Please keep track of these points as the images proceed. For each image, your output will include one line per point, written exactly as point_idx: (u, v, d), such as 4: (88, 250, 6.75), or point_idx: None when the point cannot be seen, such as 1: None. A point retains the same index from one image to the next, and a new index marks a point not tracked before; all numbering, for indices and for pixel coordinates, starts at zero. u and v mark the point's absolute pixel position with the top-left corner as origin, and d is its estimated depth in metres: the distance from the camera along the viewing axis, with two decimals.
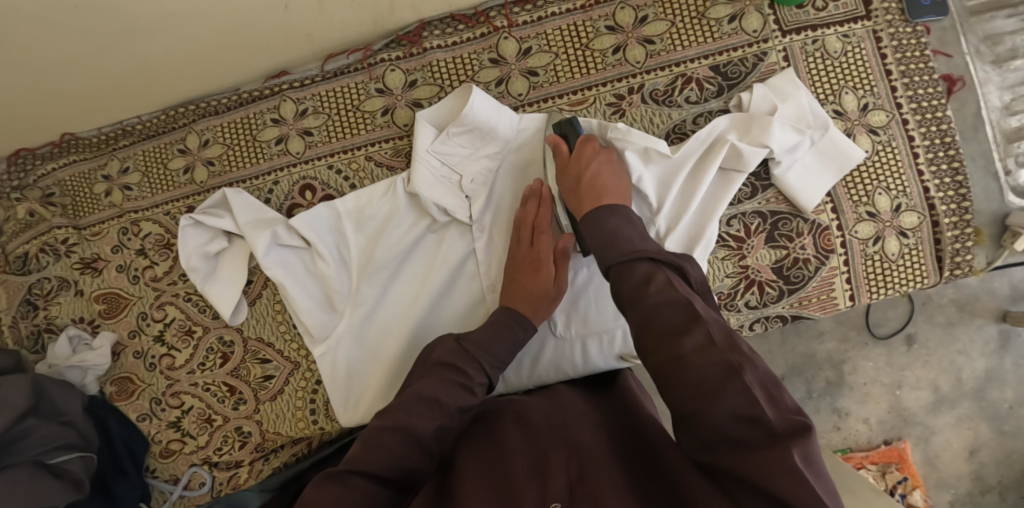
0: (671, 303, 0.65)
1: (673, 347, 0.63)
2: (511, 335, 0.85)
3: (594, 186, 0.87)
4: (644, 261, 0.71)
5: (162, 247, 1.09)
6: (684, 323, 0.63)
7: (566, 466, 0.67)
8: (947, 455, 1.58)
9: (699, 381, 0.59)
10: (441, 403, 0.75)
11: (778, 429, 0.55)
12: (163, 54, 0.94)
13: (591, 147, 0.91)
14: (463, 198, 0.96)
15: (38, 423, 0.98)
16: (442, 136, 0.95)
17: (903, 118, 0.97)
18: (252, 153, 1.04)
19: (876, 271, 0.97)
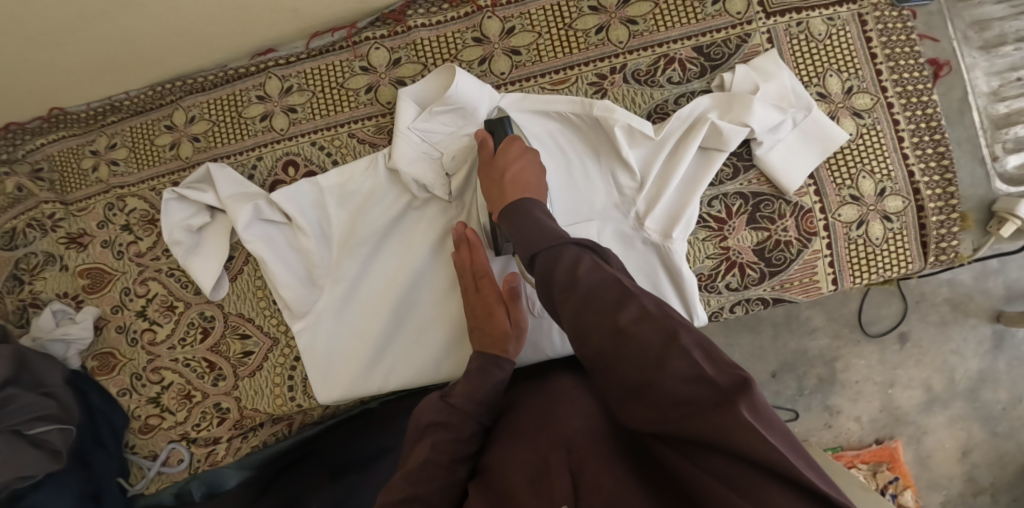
0: (605, 281, 0.69)
1: (611, 322, 0.65)
2: (488, 378, 0.81)
3: (516, 183, 0.87)
4: (572, 246, 0.74)
5: (147, 222, 1.10)
6: (618, 298, 0.67)
7: (566, 463, 0.64)
8: (939, 455, 1.55)
9: (642, 350, 0.62)
10: (443, 462, 0.72)
11: (721, 384, 0.58)
12: (150, 27, 0.95)
13: (516, 144, 0.91)
14: (444, 175, 0.97)
15: (17, 393, 0.98)
16: (423, 114, 0.95)
17: (888, 102, 0.96)
18: (237, 129, 1.05)
19: (859, 255, 0.96)
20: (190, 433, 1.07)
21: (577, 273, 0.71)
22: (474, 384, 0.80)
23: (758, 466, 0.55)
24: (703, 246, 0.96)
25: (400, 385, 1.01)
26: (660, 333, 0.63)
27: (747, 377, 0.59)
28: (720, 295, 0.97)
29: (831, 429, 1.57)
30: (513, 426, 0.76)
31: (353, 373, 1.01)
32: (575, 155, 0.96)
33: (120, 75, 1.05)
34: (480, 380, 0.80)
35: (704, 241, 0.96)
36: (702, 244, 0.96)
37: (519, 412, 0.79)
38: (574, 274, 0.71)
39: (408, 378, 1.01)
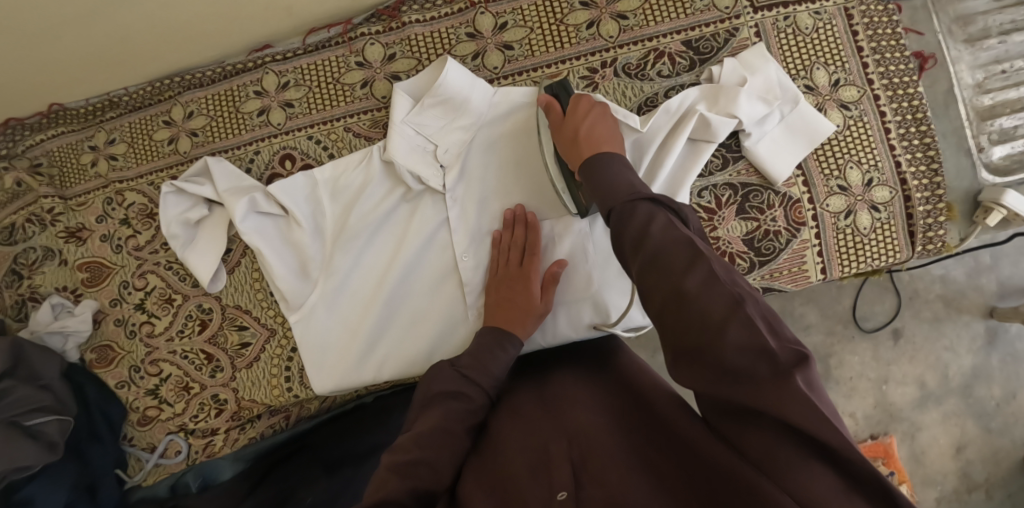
0: (674, 242, 0.63)
1: (674, 282, 0.61)
2: (493, 358, 0.84)
3: (590, 136, 0.86)
4: (644, 203, 0.69)
5: (146, 216, 1.11)
6: (685, 262, 0.61)
7: (568, 453, 0.66)
8: (933, 451, 1.56)
9: (704, 314, 0.57)
10: (449, 429, 0.73)
11: (783, 359, 0.54)
12: (143, 24, 0.96)
13: (585, 102, 0.91)
14: (437, 167, 0.97)
15: (14, 385, 1.00)
16: (417, 107, 0.97)
17: (874, 94, 0.98)
18: (234, 124, 1.07)
19: (848, 245, 0.98)
20: (188, 424, 1.09)
21: (645, 233, 0.66)
22: (490, 361, 0.84)
23: (812, 446, 0.54)
24: None
25: (391, 377, 1.02)
26: (726, 299, 0.58)
27: (807, 355, 0.56)
28: None
29: None
30: (515, 412, 0.79)
31: (347, 366, 1.02)
32: None
33: (119, 71, 1.06)
34: (491, 360, 0.83)
35: None
36: None
37: (520, 402, 0.81)
38: (641, 232, 0.66)
39: (398, 371, 1.02)
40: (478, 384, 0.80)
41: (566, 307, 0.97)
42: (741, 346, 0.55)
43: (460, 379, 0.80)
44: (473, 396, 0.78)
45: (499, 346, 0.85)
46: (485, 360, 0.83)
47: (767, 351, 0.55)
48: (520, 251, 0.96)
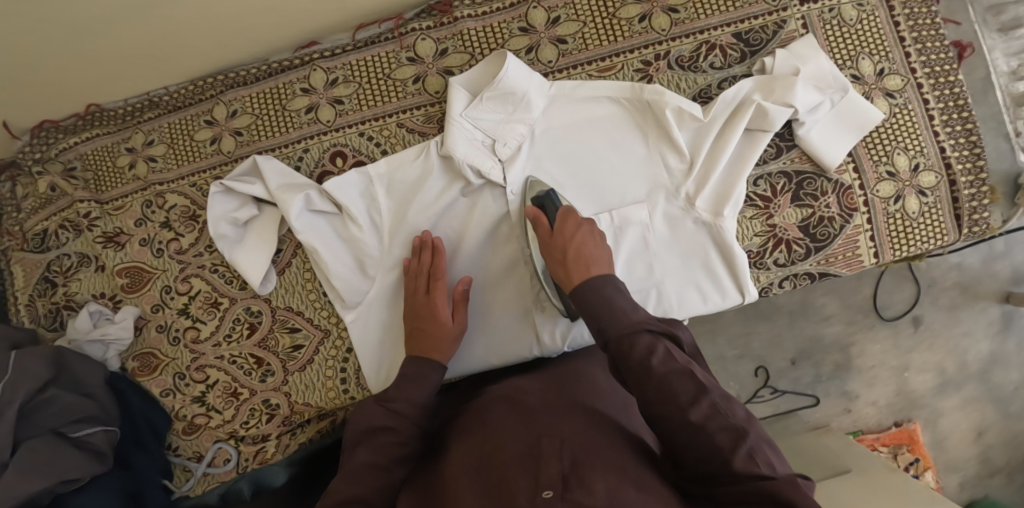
0: (677, 373, 0.72)
1: (682, 414, 0.69)
2: (426, 382, 0.86)
3: (581, 258, 0.85)
4: (645, 333, 0.75)
5: (188, 218, 1.08)
6: (690, 396, 0.70)
7: (560, 452, 0.68)
8: (955, 437, 1.60)
9: (709, 446, 0.68)
10: (381, 465, 0.77)
11: (779, 477, 0.65)
12: (190, 18, 0.95)
13: (571, 221, 0.89)
14: (497, 161, 0.97)
15: (59, 393, 0.98)
16: (475, 102, 0.96)
17: (917, 82, 1.01)
18: (281, 122, 1.05)
19: (898, 229, 1.00)
20: (239, 430, 1.06)
21: (647, 364, 0.72)
22: (420, 386, 0.85)
23: None
24: (751, 225, 0.99)
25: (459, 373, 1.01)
26: (730, 429, 0.68)
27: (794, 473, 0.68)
28: (768, 272, 1.00)
29: (850, 414, 1.61)
30: (514, 403, 0.81)
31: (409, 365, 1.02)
32: (624, 138, 0.99)
33: (162, 69, 1.05)
34: (417, 388, 0.85)
35: (751, 220, 0.99)
36: (750, 222, 0.99)
37: (522, 392, 0.84)
38: (647, 365, 0.72)
39: (464, 365, 1.00)
40: (408, 415, 0.82)
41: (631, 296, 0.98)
42: (746, 473, 0.66)
43: (390, 413, 0.81)
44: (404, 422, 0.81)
45: (422, 373, 0.87)
46: (405, 386, 0.85)
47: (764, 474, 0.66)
48: (428, 277, 0.95)
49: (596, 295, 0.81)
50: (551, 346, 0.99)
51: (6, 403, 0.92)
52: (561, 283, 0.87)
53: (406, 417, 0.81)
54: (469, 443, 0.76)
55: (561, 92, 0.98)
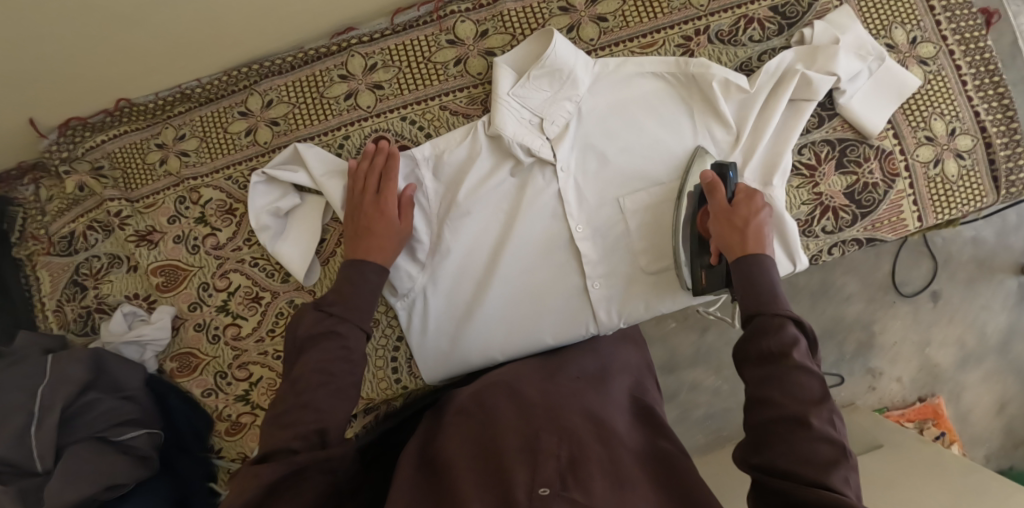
0: (806, 373, 0.69)
1: (794, 409, 0.68)
2: (367, 283, 0.83)
3: (762, 234, 0.82)
4: (790, 324, 0.73)
5: (225, 212, 1.06)
6: (811, 397, 0.68)
7: (558, 451, 0.71)
8: (978, 410, 1.63)
9: (805, 454, 0.66)
10: (330, 372, 0.74)
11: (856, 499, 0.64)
12: (231, 4, 0.93)
13: (757, 201, 0.86)
14: (545, 139, 0.97)
15: (99, 396, 0.95)
16: (522, 81, 0.96)
17: (948, 49, 1.03)
18: (320, 109, 1.03)
19: (939, 192, 1.02)
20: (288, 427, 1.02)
21: (781, 352, 0.71)
22: (362, 286, 0.83)
23: None
24: (797, 194, 1.00)
25: (518, 356, 1.00)
26: (829, 443, 0.66)
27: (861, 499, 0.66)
28: (817, 239, 1.01)
29: (875, 392, 1.62)
30: (514, 392, 0.83)
31: (466, 350, 1.00)
32: (671, 112, 0.98)
33: (196, 60, 1.02)
34: (356, 291, 0.82)
35: (798, 189, 1.00)
36: (797, 191, 1.00)
37: (522, 381, 0.86)
38: (784, 351, 0.71)
39: (524, 346, 0.99)
40: (350, 317, 0.79)
41: None
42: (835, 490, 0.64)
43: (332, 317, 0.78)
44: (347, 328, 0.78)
45: (363, 276, 0.84)
46: (345, 289, 0.82)
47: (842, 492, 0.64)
48: (376, 180, 0.93)
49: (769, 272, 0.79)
50: (607, 323, 1.00)
51: (44, 410, 0.89)
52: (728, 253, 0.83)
53: (350, 321, 0.79)
54: (468, 434, 0.77)
55: (607, 69, 0.98)
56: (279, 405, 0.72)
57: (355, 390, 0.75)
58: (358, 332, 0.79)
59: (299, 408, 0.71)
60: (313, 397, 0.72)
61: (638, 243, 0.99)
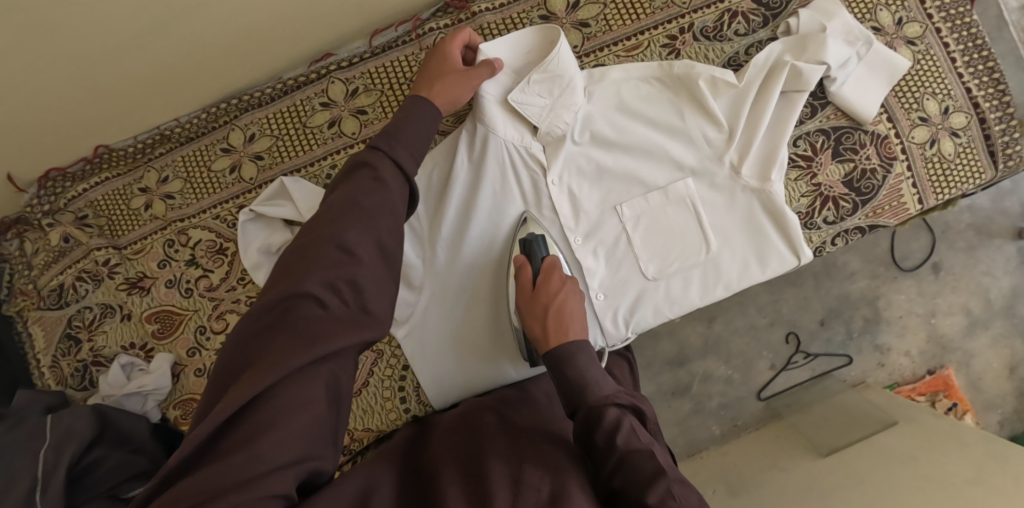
0: (638, 450, 0.68)
1: (639, 495, 0.65)
2: (421, 122, 0.79)
3: (561, 319, 0.81)
4: (613, 406, 0.73)
5: (215, 252, 1.04)
6: (651, 473, 0.66)
7: (540, 478, 0.68)
8: (989, 376, 1.56)
9: None
10: (360, 204, 0.68)
11: None
12: (200, 44, 0.89)
13: (557, 276, 0.87)
14: (538, 154, 0.95)
15: (105, 453, 0.93)
16: (523, 84, 0.92)
17: (935, 28, 1.01)
18: (304, 139, 1.01)
19: (937, 171, 1.01)
20: None
21: (610, 443, 0.69)
22: (409, 124, 0.77)
23: None
24: (796, 187, 0.99)
25: (531, 374, 0.99)
26: None
27: None
28: (819, 231, 1.00)
29: (884, 368, 1.56)
30: (507, 421, 0.83)
31: (477, 373, 0.99)
32: (661, 115, 0.96)
33: (173, 99, 0.99)
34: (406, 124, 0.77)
35: (797, 181, 0.99)
36: (795, 184, 0.99)
37: (512, 410, 0.87)
38: (608, 439, 0.70)
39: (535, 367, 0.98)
40: (392, 154, 0.73)
41: (691, 272, 0.98)
42: None
43: (378, 153, 0.72)
44: (390, 172, 0.72)
45: (409, 111, 0.79)
46: (396, 127, 0.77)
47: None
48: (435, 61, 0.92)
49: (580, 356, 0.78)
50: (615, 334, 0.98)
51: (48, 474, 0.86)
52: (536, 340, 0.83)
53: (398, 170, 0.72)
54: (456, 446, 0.78)
55: (591, 78, 0.96)
56: (309, 236, 0.67)
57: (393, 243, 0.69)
58: (400, 182, 0.73)
59: (327, 244, 0.65)
60: (345, 235, 0.66)
61: (641, 249, 0.97)
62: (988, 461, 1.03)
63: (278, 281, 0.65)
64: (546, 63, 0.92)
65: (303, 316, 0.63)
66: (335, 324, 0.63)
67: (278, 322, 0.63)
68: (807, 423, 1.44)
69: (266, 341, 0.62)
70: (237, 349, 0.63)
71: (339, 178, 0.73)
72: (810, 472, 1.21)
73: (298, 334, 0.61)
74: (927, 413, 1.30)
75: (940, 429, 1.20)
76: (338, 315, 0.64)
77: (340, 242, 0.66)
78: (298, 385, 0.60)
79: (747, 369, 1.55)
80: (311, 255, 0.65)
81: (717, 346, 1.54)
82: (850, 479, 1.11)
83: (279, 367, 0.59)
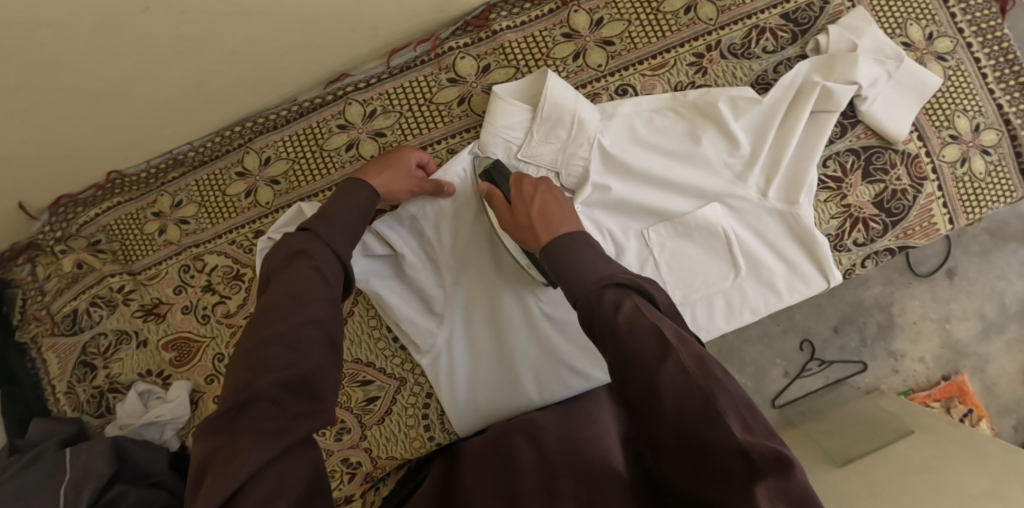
0: (641, 330, 0.65)
1: (649, 376, 0.62)
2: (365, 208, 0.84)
3: (546, 216, 0.81)
4: (611, 287, 0.70)
5: (232, 279, 1.02)
6: (654, 353, 0.63)
7: (576, 492, 0.70)
8: (1004, 381, 1.51)
9: (679, 410, 0.60)
10: (301, 293, 0.69)
11: (755, 457, 0.56)
12: (211, 71, 0.87)
13: (527, 180, 0.87)
14: (560, 190, 0.94)
15: (125, 489, 0.93)
16: (525, 141, 0.93)
17: (966, 42, 0.98)
18: (322, 163, 0.99)
19: (968, 190, 0.99)
20: None
21: (612, 324, 0.66)
22: (345, 209, 0.82)
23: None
24: (826, 208, 0.98)
25: (557, 400, 0.96)
26: (700, 393, 0.60)
27: (782, 453, 0.57)
28: (849, 252, 0.99)
29: (898, 374, 1.51)
30: (537, 443, 0.82)
31: (498, 404, 0.96)
32: (678, 145, 0.94)
33: (185, 125, 0.96)
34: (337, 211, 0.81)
35: (826, 203, 0.97)
36: (824, 205, 0.98)
37: (541, 433, 0.85)
38: (612, 326, 0.66)
39: (559, 393, 0.96)
40: (331, 245, 0.77)
41: (715, 298, 0.97)
42: (719, 442, 0.57)
43: (317, 244, 0.75)
44: (328, 260, 0.75)
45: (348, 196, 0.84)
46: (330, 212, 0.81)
47: (739, 450, 0.57)
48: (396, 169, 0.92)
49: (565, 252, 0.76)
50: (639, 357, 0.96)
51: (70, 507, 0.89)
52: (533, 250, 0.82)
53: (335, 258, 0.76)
54: (493, 477, 0.78)
55: (603, 114, 0.94)
56: (254, 334, 0.65)
57: (340, 336, 0.69)
58: (338, 268, 0.75)
59: (277, 341, 0.64)
60: (291, 329, 0.65)
61: (666, 276, 0.95)
62: (1011, 474, 0.99)
63: (228, 388, 0.61)
64: (541, 109, 0.91)
65: (255, 419, 0.59)
66: (289, 419, 0.60)
67: (230, 428, 0.58)
68: (820, 431, 1.39)
69: (225, 444, 0.57)
70: (198, 460, 0.57)
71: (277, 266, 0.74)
72: (826, 482, 1.18)
73: (255, 432, 0.58)
74: (945, 421, 1.26)
75: (958, 438, 1.16)
76: (293, 409, 0.61)
77: (285, 336, 0.65)
78: (274, 471, 0.56)
79: (760, 377, 1.50)
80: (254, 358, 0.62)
81: (730, 355, 1.50)
82: (868, 489, 1.08)
83: (248, 467, 0.55)
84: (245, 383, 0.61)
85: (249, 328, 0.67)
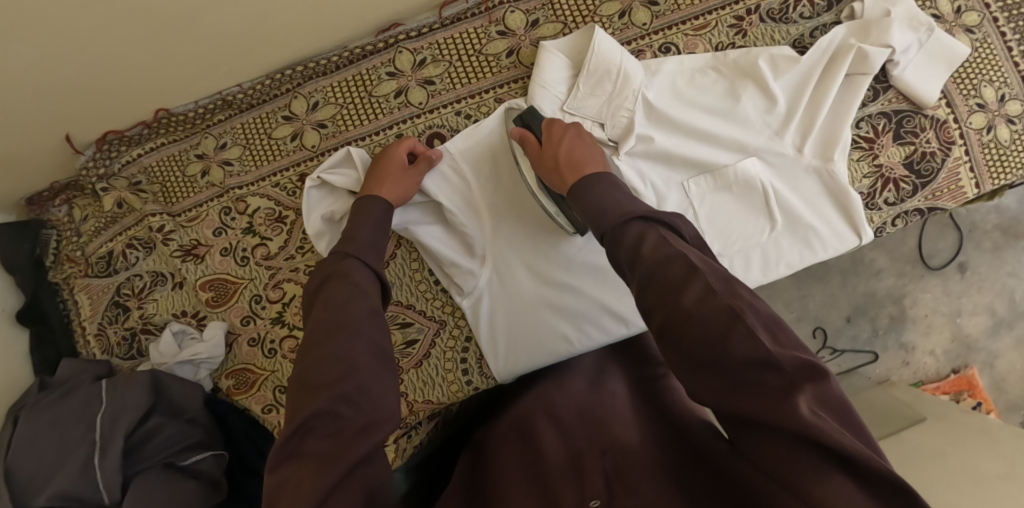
0: (668, 258, 0.64)
1: (673, 302, 0.61)
2: (380, 220, 0.85)
3: (572, 160, 0.85)
4: (636, 221, 0.70)
5: (275, 221, 1.02)
6: (679, 279, 0.62)
7: (602, 464, 0.68)
8: (1013, 377, 1.48)
9: (706, 332, 0.58)
10: (344, 309, 0.69)
11: (785, 368, 0.55)
12: (269, 12, 0.88)
13: (557, 127, 0.90)
14: (606, 141, 0.96)
15: (162, 422, 0.93)
16: (572, 93, 0.95)
17: (992, 17, 1.02)
18: (370, 108, 1.01)
19: (994, 156, 1.03)
20: None
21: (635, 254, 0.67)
22: (364, 227, 0.83)
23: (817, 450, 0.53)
24: (858, 167, 1.01)
25: (599, 344, 0.97)
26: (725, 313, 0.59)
27: (815, 366, 0.56)
28: (880, 212, 1.03)
29: (909, 366, 1.48)
30: (558, 421, 0.80)
31: (538, 349, 0.96)
32: (718, 102, 0.97)
33: (236, 67, 0.97)
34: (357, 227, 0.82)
35: (859, 162, 1.01)
36: (857, 164, 1.01)
37: (560, 410, 0.83)
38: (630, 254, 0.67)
39: (598, 339, 0.97)
40: (364, 260, 0.77)
41: (752, 252, 1.00)
42: (748, 359, 0.56)
43: (347, 261, 0.76)
44: (362, 272, 0.75)
45: (366, 211, 0.85)
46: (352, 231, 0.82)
47: (769, 364, 0.56)
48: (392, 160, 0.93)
49: (591, 186, 0.79)
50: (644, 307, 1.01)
51: (107, 438, 0.88)
52: (558, 189, 0.87)
53: (365, 266, 0.76)
54: (527, 452, 0.75)
55: (647, 70, 0.96)
56: (305, 357, 0.65)
57: (386, 347, 0.69)
58: (373, 278, 0.75)
59: (327, 357, 0.64)
60: (339, 345, 0.65)
61: (705, 228, 0.98)
62: None
63: (289, 411, 0.62)
64: (589, 63, 0.94)
65: (318, 434, 0.60)
66: (351, 432, 0.61)
67: (296, 451, 0.59)
68: None
69: (289, 474, 0.58)
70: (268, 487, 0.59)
71: (312, 291, 0.74)
72: None
73: (317, 459, 0.59)
74: (955, 410, 1.23)
75: (971, 426, 1.13)
76: (354, 419, 0.62)
77: (334, 353, 0.65)
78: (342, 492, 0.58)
79: None
80: (308, 376, 0.63)
81: None
82: None
83: (317, 494, 0.56)
84: (305, 401, 0.62)
85: (299, 350, 0.67)
